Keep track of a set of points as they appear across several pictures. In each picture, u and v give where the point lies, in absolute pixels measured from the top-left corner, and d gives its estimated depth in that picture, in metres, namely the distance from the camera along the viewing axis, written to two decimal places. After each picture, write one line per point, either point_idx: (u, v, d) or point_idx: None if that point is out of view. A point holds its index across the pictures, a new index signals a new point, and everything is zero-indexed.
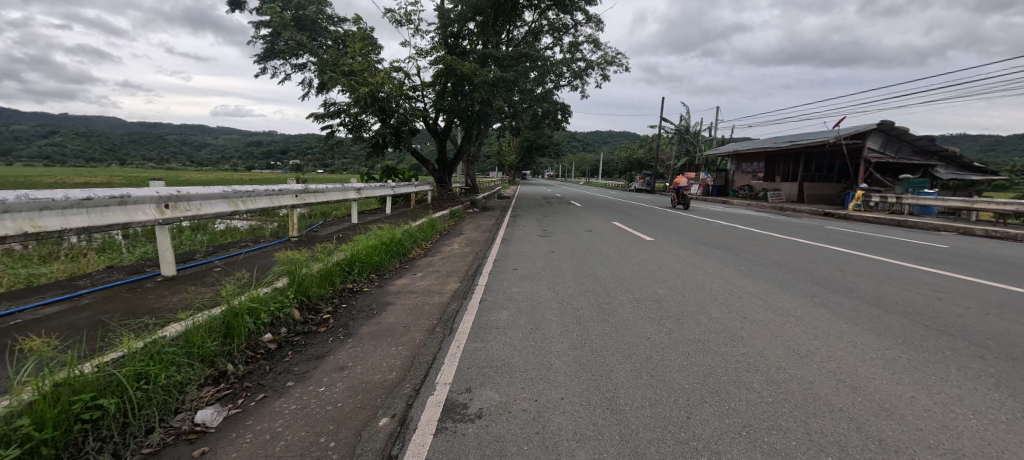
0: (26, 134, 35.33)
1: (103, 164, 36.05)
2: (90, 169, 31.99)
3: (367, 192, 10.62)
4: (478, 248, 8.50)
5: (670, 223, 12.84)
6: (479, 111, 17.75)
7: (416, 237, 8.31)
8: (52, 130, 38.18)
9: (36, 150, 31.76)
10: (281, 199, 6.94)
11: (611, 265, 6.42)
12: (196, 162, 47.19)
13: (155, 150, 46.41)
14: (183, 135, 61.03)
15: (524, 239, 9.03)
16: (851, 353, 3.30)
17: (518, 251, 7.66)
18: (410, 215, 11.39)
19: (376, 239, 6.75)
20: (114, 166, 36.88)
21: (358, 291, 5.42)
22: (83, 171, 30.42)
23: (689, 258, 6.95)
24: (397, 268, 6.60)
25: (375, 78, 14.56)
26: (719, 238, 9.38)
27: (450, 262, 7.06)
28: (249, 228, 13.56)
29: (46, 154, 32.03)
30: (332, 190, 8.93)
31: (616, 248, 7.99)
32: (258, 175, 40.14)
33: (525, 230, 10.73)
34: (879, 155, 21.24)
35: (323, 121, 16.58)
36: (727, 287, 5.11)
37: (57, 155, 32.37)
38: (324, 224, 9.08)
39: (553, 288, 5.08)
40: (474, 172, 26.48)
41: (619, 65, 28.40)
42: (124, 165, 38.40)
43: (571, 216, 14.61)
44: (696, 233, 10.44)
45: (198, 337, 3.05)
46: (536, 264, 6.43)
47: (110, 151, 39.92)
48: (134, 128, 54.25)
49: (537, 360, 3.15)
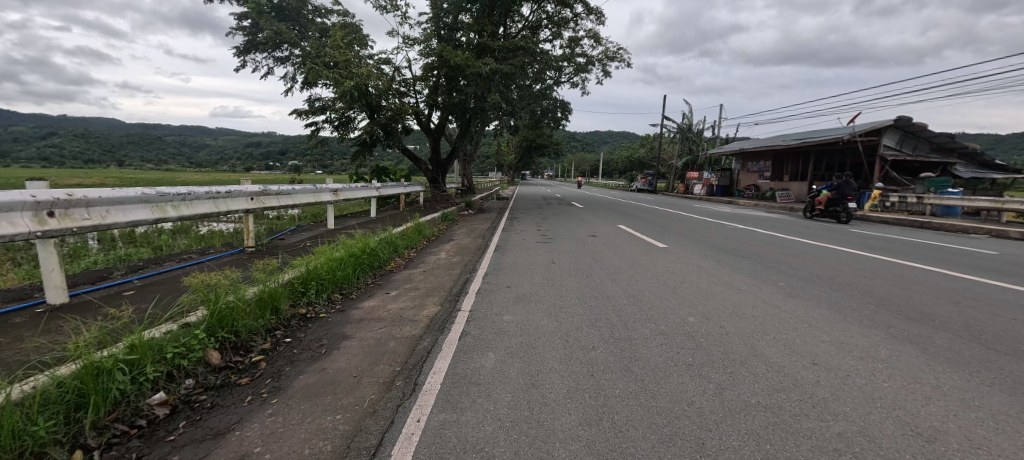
0: (25, 135, 34.60)
1: (103, 166, 35.26)
2: (85, 171, 31.05)
3: (345, 194, 9.50)
4: (468, 257, 7.44)
5: (682, 226, 11.75)
6: (475, 107, 16.67)
7: (396, 245, 7.24)
8: (51, 131, 37.29)
9: (34, 152, 30.90)
10: (233, 202, 5.74)
11: (625, 280, 5.36)
12: (195, 163, 46.27)
13: (154, 151, 45.50)
14: (182, 136, 60.22)
15: (522, 248, 7.96)
16: (997, 432, 2.24)
17: (514, 262, 6.61)
18: (395, 219, 10.30)
19: (344, 250, 5.69)
20: (113, 168, 36.13)
21: (314, 318, 4.37)
22: (77, 172, 29.42)
23: (716, 271, 5.89)
24: (370, 285, 5.56)
25: (360, 70, 13.50)
26: (742, 245, 8.31)
27: (434, 276, 6.02)
28: (233, 232, 12.60)
29: (44, 154, 31.27)
30: (306, 192, 7.77)
31: (628, 257, 6.93)
32: (257, 176, 39.29)
33: (523, 235, 9.65)
34: (895, 153, 20.22)
35: (307, 117, 15.50)
36: (776, 315, 4.04)
37: (56, 156, 31.64)
38: (295, 231, 7.96)
39: (556, 315, 4.02)
40: (471, 172, 25.45)
41: (622, 61, 27.28)
42: (123, 166, 37.46)
43: (572, 218, 13.51)
44: (713, 238, 9.36)
45: (10, 422, 2.04)
46: (533, 281, 5.37)
47: (109, 152, 38.96)
48: (132, 129, 53.36)
49: (534, 450, 2.08)
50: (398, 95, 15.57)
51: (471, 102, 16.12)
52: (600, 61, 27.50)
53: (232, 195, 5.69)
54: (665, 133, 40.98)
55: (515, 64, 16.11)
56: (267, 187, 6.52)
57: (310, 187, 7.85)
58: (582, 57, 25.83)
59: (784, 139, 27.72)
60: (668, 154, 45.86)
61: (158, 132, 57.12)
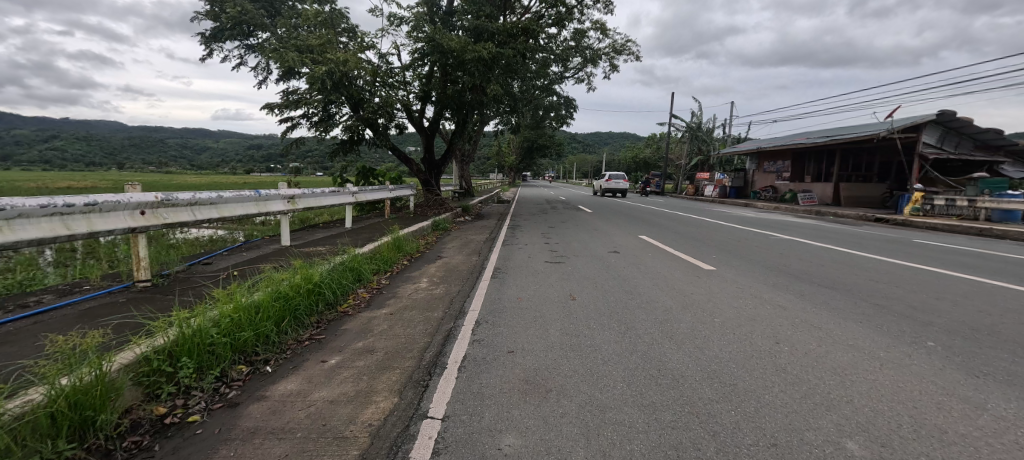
0: (29, 138, 33.05)
1: (104, 168, 33.69)
2: (82, 174, 29.79)
3: (305, 201, 7.55)
4: (456, 285, 5.65)
5: (714, 237, 9.92)
6: (472, 101, 14.81)
7: (358, 272, 5.44)
8: (54, 133, 35.87)
9: (36, 155, 29.08)
10: (102, 222, 3.86)
11: (690, 339, 3.50)
12: (196, 165, 44.81)
13: (156, 152, 43.95)
14: (184, 137, 58.51)
15: (528, 271, 6.13)
16: None
17: (519, 298, 4.77)
18: (373, 230, 8.49)
19: (270, 288, 3.87)
20: (113, 170, 34.50)
21: (172, 428, 2.49)
22: (68, 174, 27.92)
23: (812, 318, 4.05)
24: (308, 343, 3.71)
25: (338, 55, 11.65)
26: (809, 264, 6.51)
27: (405, 324, 4.17)
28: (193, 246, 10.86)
29: (47, 158, 29.51)
30: (249, 199, 5.94)
31: (673, 287, 5.11)
32: (257, 178, 37.64)
33: (527, 250, 7.86)
34: (936, 150, 18.45)
35: (281, 112, 13.63)
36: (1003, 436, 2.21)
37: (58, 159, 30.07)
38: (233, 252, 6.13)
39: (602, 441, 2.17)
40: (469, 173, 23.55)
41: (631, 55, 25.45)
42: (123, 169, 36.08)
43: (584, 226, 11.69)
44: (764, 253, 7.55)
45: None
46: (551, 339, 3.54)
47: (111, 155, 37.36)
48: (132, 129, 51.96)
49: None
50: (386, 86, 13.74)
51: (468, 94, 14.28)
52: (607, 55, 25.71)
53: (98, 208, 3.85)
54: (673, 132, 39.02)
55: (518, 51, 14.26)
56: (173, 195, 4.66)
57: (255, 193, 6.02)
58: (588, 52, 24.17)
59: (806, 138, 25.83)
60: (674, 154, 43.96)
61: (160, 133, 55.87)
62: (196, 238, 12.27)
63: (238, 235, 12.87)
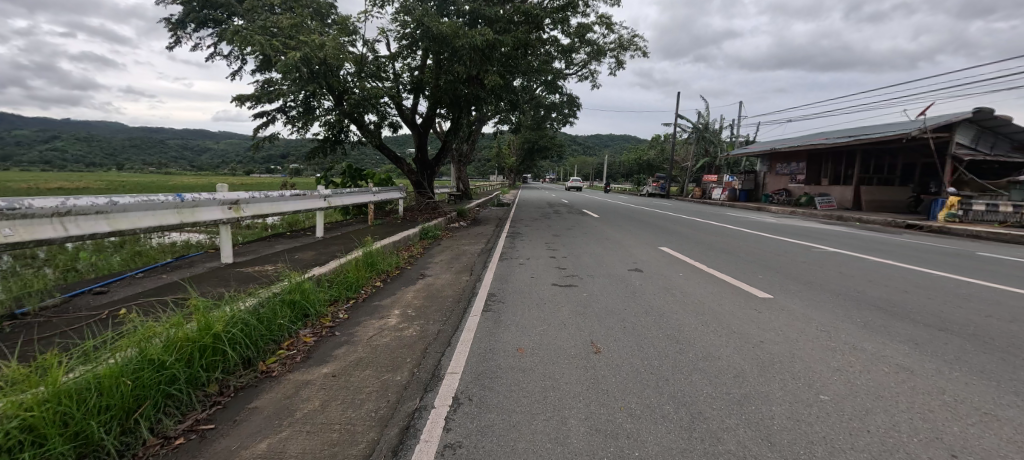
0: None
1: (103, 169, 32.79)
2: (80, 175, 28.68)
3: (258, 208, 6.10)
4: (435, 320, 4.25)
5: (748, 248, 8.51)
6: (467, 95, 13.36)
7: (302, 307, 4.03)
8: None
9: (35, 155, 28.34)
10: None
11: (808, 451, 2.09)
12: (196, 166, 43.79)
13: (158, 152, 42.56)
14: (185, 138, 57.57)
15: (532, 300, 4.74)
16: None
17: (519, 347, 3.38)
18: (347, 241, 7.13)
19: (124, 354, 2.47)
20: (113, 171, 33.55)
21: None
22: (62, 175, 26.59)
23: (972, 397, 2.63)
24: (180, 442, 2.28)
25: (312, 39, 10.25)
26: (888, 293, 5.10)
27: (347, 400, 2.74)
28: (158, 255, 9.51)
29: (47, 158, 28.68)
30: (167, 205, 4.53)
31: (731, 331, 3.72)
32: (257, 179, 36.55)
33: (530, 267, 6.47)
34: (970, 151, 17.13)
35: (255, 105, 12.22)
36: None
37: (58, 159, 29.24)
38: (152, 276, 4.71)
39: None
40: (466, 174, 22.23)
41: (638, 50, 24.11)
42: (122, 169, 34.74)
43: (594, 234, 10.32)
44: (817, 272, 6.17)
45: None
46: (576, 447, 2.14)
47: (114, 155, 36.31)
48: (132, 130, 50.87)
49: None
50: (371, 77, 12.34)
51: (463, 86, 12.86)
52: (612, 50, 24.39)
53: None
54: (679, 133, 37.77)
55: (519, 39, 12.80)
56: (25, 202, 3.23)
57: (174, 198, 4.59)
58: (591, 48, 22.89)
59: (823, 138, 24.41)
60: (680, 155, 42.54)
61: (161, 134, 54.85)
62: (172, 244, 10.87)
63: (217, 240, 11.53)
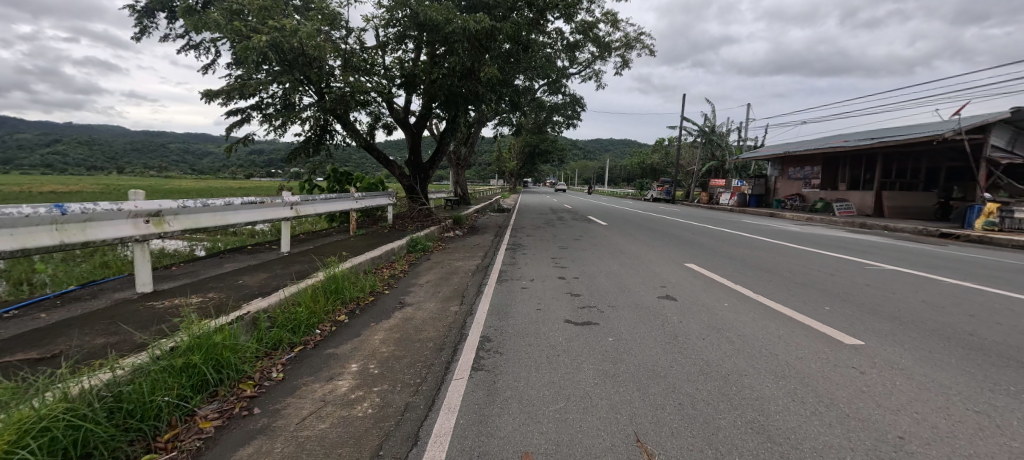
0: (31, 140, 31.21)
1: (102, 172, 31.80)
2: (79, 179, 27.78)
3: (191, 219, 4.82)
4: (402, 386, 2.97)
5: (789, 264, 7.24)
6: (464, 92, 12.06)
7: (204, 373, 2.72)
8: (56, 136, 33.86)
9: (35, 158, 27.50)
10: None
11: None
12: (196, 169, 42.59)
13: (159, 156, 41.64)
14: (186, 141, 56.51)
15: (541, 349, 3.47)
16: None
17: (525, 453, 2.13)
18: (313, 259, 5.86)
19: None
20: (113, 175, 32.60)
21: None
22: (58, 179, 25.77)
23: None
24: None
25: (283, 23, 8.98)
26: (1012, 336, 3.83)
27: None
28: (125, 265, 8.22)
29: (46, 161, 27.68)
30: (37, 221, 3.29)
31: (844, 416, 2.45)
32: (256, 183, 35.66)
33: (533, 294, 5.18)
34: (1006, 154, 15.89)
35: (226, 101, 10.94)
36: None
37: (57, 162, 28.28)
38: (23, 317, 3.43)
39: None
40: (464, 178, 20.98)
41: (646, 48, 22.93)
42: (122, 172, 33.85)
43: (605, 247, 9.07)
44: (895, 302, 4.90)
45: None
46: None
47: (114, 158, 35.11)
48: (134, 133, 50.09)
49: None
50: (357, 69, 11.11)
51: (457, 83, 11.65)
52: (618, 49, 23.24)
53: None
54: (685, 136, 36.60)
55: (520, 26, 11.50)
56: None
57: (49, 210, 3.36)
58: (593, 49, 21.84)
59: (840, 141, 23.14)
60: (685, 159, 41.27)
61: (162, 138, 53.94)
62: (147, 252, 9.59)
63: (197, 246, 10.16)
